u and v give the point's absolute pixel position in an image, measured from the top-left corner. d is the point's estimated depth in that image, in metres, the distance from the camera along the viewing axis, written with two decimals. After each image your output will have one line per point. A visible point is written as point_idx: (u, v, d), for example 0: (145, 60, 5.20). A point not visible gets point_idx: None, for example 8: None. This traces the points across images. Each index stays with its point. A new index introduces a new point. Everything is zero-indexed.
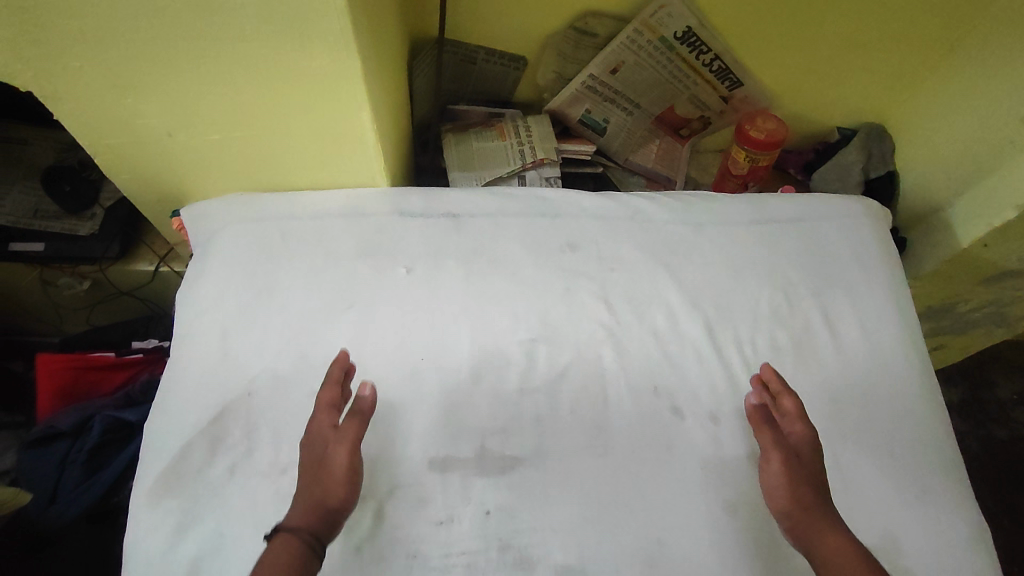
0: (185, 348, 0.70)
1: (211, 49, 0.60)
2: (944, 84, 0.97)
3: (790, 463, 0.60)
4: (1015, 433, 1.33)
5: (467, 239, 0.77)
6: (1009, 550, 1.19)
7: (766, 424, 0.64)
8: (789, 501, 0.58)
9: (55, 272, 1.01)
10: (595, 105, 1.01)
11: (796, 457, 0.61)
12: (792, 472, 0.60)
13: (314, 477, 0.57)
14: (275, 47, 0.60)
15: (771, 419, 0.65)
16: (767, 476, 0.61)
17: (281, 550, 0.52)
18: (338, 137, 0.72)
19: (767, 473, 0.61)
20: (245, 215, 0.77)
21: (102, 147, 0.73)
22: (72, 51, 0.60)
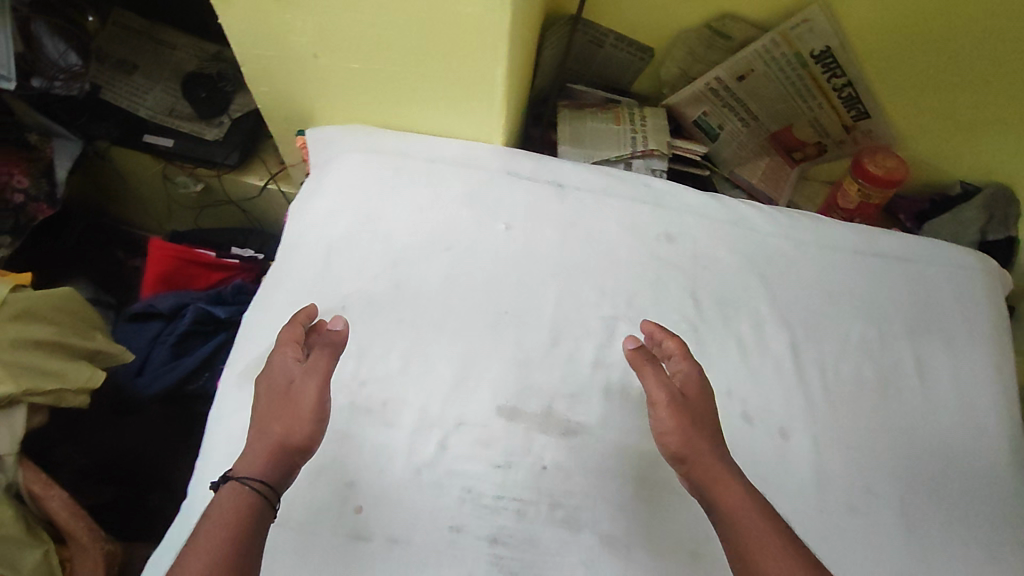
0: (291, 256, 0.74)
1: None
2: None
3: (679, 407, 0.56)
4: None
5: (568, 209, 0.78)
6: None
7: (649, 365, 0.59)
8: (683, 444, 0.55)
9: (176, 170, 1.09)
10: (713, 109, 0.99)
11: (685, 397, 0.58)
12: (683, 415, 0.56)
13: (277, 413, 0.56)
14: None
15: (655, 360, 0.60)
16: (658, 429, 0.57)
17: (229, 497, 0.52)
18: (467, 86, 0.74)
19: (662, 431, 0.56)
20: (364, 145, 0.81)
21: (252, 58, 0.78)
22: None
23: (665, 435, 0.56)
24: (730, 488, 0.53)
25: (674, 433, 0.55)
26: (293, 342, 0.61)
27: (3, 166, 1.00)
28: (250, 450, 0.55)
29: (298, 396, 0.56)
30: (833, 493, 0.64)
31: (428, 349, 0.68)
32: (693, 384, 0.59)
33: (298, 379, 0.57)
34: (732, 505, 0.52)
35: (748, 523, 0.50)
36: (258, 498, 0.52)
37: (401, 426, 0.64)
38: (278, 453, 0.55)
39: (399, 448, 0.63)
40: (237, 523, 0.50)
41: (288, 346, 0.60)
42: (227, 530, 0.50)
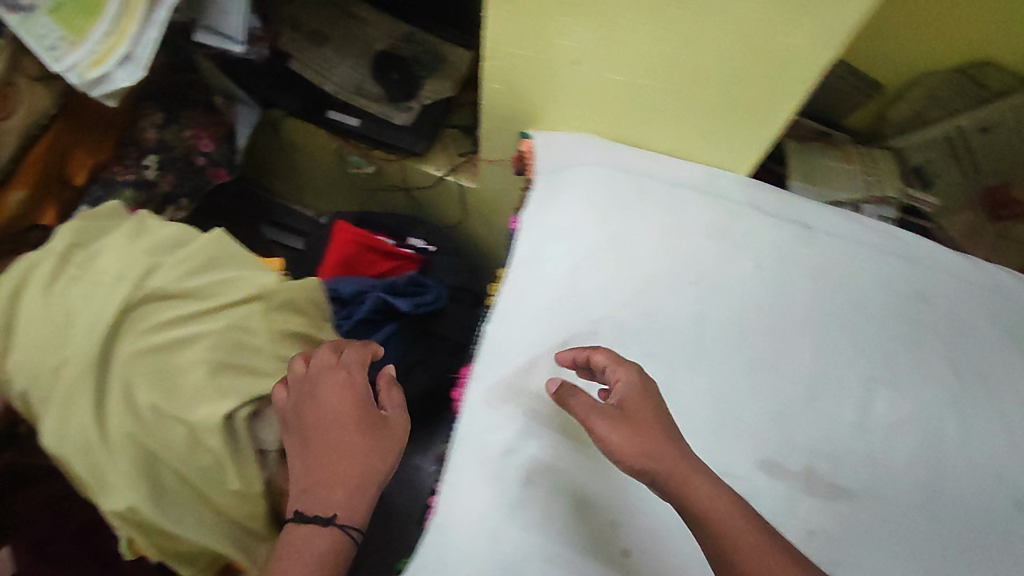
0: (534, 270, 0.72)
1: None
2: None
3: (609, 416, 0.55)
4: None
5: (817, 254, 0.74)
6: None
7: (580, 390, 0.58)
8: (643, 456, 0.53)
9: (350, 147, 1.06)
10: (940, 159, 0.93)
11: (625, 408, 0.56)
12: (628, 428, 0.54)
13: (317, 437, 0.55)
14: (762, 17, 0.58)
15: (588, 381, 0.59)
16: (609, 444, 0.54)
17: (313, 542, 0.50)
18: (739, 117, 0.70)
19: (610, 444, 0.54)
20: (604, 159, 0.78)
21: (501, 53, 0.74)
22: None
23: (616, 447, 0.53)
24: (697, 491, 0.51)
25: (628, 445, 0.53)
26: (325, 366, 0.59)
27: (193, 127, 0.96)
28: (314, 491, 0.53)
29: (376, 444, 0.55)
30: None
31: (686, 391, 0.67)
32: (635, 391, 0.57)
33: (376, 424, 0.56)
34: (717, 514, 0.50)
35: (739, 538, 0.49)
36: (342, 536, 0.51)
37: None
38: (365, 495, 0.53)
39: None
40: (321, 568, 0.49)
41: (331, 365, 0.59)
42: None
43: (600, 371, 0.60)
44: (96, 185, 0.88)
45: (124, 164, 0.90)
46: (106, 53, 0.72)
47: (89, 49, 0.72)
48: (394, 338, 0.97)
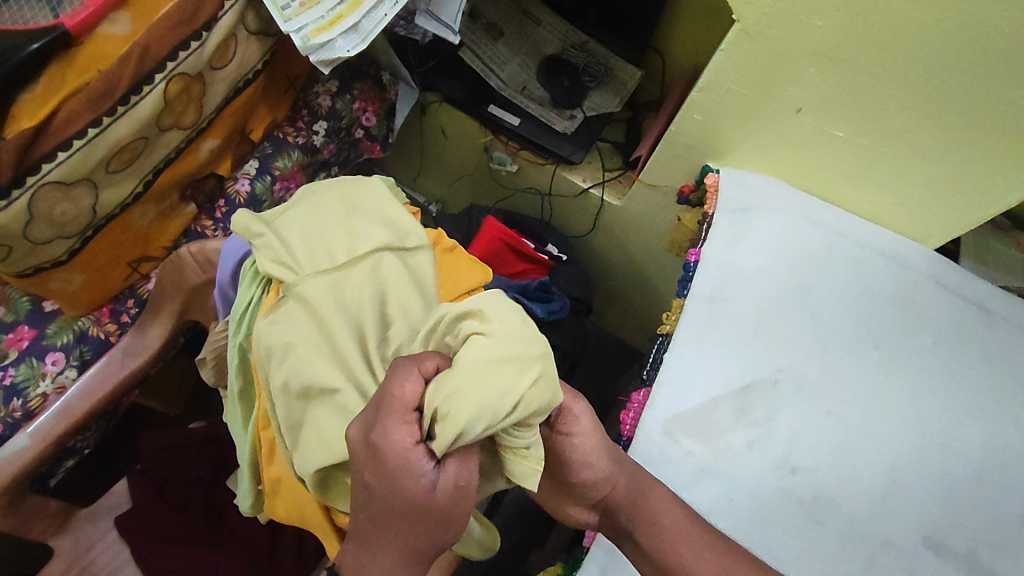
0: (717, 308, 0.72)
1: (965, 84, 0.63)
2: None
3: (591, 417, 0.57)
4: None
5: (996, 339, 0.73)
6: None
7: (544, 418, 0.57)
8: (612, 467, 0.57)
9: (500, 144, 1.06)
10: None
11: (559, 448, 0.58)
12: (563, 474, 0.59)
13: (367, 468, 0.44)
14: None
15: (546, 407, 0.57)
16: (581, 451, 0.56)
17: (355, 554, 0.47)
18: (952, 195, 0.72)
19: (585, 449, 0.55)
20: (794, 209, 0.78)
21: (715, 88, 0.75)
22: (828, 13, 0.63)
23: (594, 451, 0.55)
24: (665, 519, 0.56)
25: (601, 449, 0.56)
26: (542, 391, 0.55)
27: (361, 99, 0.96)
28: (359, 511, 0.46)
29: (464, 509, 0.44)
30: None
31: (859, 454, 0.65)
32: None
33: (452, 500, 0.43)
34: (669, 526, 0.55)
35: (687, 545, 0.54)
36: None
37: (831, 529, 0.63)
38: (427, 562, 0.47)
39: (830, 550, 0.62)
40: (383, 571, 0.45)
41: (396, 412, 0.42)
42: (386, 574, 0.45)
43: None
44: (268, 143, 0.88)
45: (296, 126, 0.91)
46: (334, 21, 0.74)
47: (317, 15, 0.74)
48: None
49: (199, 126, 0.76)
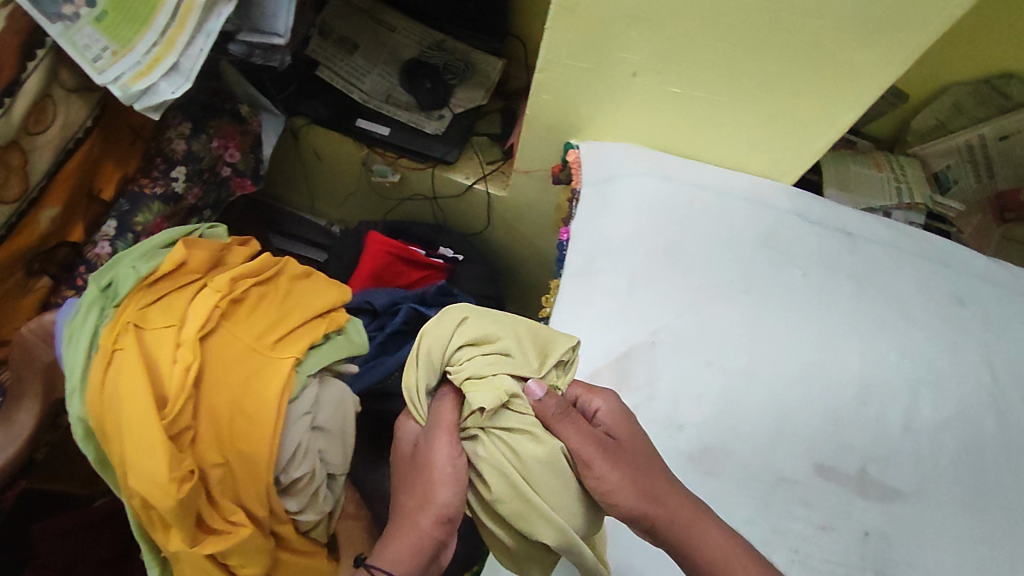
0: (590, 282, 0.72)
1: (771, 24, 0.64)
2: None
3: (610, 453, 0.53)
4: None
5: (859, 260, 0.76)
6: None
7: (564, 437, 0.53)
8: (646, 501, 0.52)
9: (376, 156, 1.05)
10: (958, 164, 0.94)
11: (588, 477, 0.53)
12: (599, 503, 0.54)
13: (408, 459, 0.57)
14: (832, 41, 0.64)
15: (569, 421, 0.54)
16: (605, 487, 0.52)
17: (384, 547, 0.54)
18: (793, 129, 0.74)
19: (610, 485, 0.52)
20: (652, 170, 0.79)
21: (555, 66, 0.76)
22: None
23: (620, 488, 0.52)
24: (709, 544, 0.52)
25: (625, 485, 0.52)
26: (552, 418, 0.53)
27: (220, 136, 0.93)
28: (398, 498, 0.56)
29: (429, 458, 0.53)
30: None
31: (742, 398, 0.67)
32: (620, 421, 0.57)
33: (449, 468, 0.53)
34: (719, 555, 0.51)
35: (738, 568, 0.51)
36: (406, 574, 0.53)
37: (724, 476, 0.64)
38: (424, 534, 0.53)
39: (726, 496, 0.63)
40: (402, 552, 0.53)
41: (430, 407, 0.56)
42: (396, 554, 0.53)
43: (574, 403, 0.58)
44: (123, 199, 0.84)
45: (151, 177, 0.86)
46: (152, 65, 0.71)
47: (132, 61, 0.71)
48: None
49: (29, 196, 0.73)
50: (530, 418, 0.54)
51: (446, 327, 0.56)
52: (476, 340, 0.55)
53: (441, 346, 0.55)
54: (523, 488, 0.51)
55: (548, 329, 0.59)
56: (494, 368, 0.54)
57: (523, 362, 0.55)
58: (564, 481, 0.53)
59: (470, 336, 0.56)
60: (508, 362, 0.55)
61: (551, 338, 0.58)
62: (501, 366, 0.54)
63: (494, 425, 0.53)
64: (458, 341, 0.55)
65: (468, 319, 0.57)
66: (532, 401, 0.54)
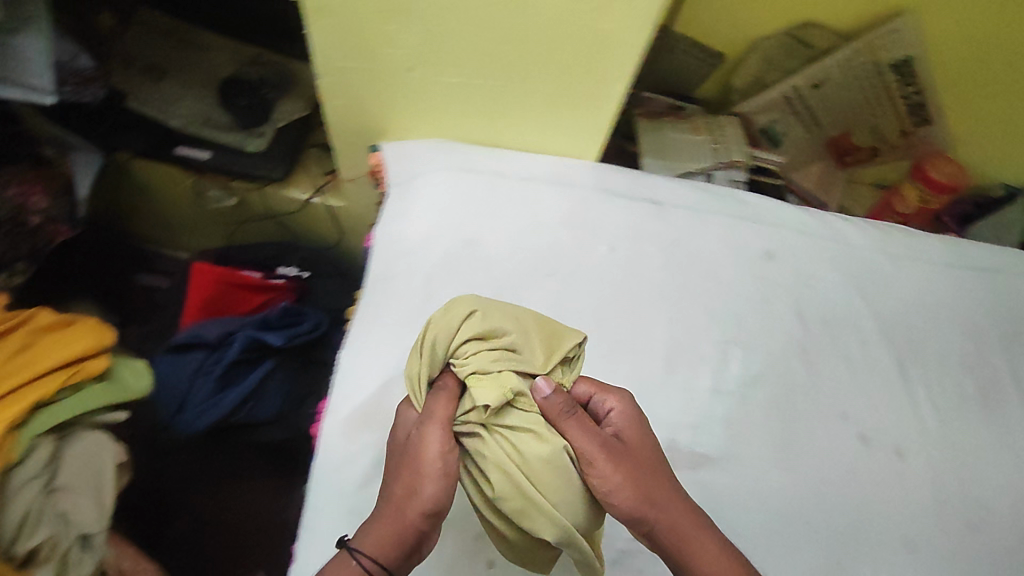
0: (386, 288, 0.69)
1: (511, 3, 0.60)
2: None
3: (613, 454, 0.50)
4: None
5: (668, 229, 0.76)
6: None
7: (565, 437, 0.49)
8: (645, 504, 0.50)
9: (208, 183, 1.00)
10: (782, 117, 0.97)
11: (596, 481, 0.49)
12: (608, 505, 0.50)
13: (396, 453, 0.51)
14: (572, 14, 0.60)
15: (573, 419, 0.50)
16: (604, 488, 0.49)
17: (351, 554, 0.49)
18: (577, 106, 0.71)
19: (608, 486, 0.49)
20: (453, 164, 0.76)
21: (332, 71, 0.72)
22: None
23: (619, 491, 0.49)
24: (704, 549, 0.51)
25: (627, 488, 0.49)
26: (556, 417, 0.49)
27: (19, 183, 0.86)
28: (378, 502, 0.51)
29: (418, 451, 0.48)
30: (953, 508, 0.67)
31: None
32: (633, 424, 0.53)
33: (437, 467, 0.48)
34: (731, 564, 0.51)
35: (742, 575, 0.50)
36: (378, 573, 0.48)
37: None
38: (404, 529, 0.49)
39: None
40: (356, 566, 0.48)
41: (430, 397, 0.50)
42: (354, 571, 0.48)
43: (583, 398, 0.54)
44: None
45: None
46: None
47: None
48: (273, 375, 0.92)
49: None
50: (535, 415, 0.49)
51: (454, 318, 0.51)
52: (483, 334, 0.51)
53: (448, 338, 0.50)
54: (532, 488, 0.47)
55: (558, 325, 0.55)
56: (496, 363, 0.49)
57: (530, 359, 0.51)
58: (566, 476, 0.49)
59: (477, 329, 0.51)
60: (515, 360, 0.50)
61: (559, 333, 0.54)
62: (503, 361, 0.50)
63: (500, 423, 0.49)
64: (464, 333, 0.50)
65: (476, 312, 0.51)
66: (538, 399, 0.49)
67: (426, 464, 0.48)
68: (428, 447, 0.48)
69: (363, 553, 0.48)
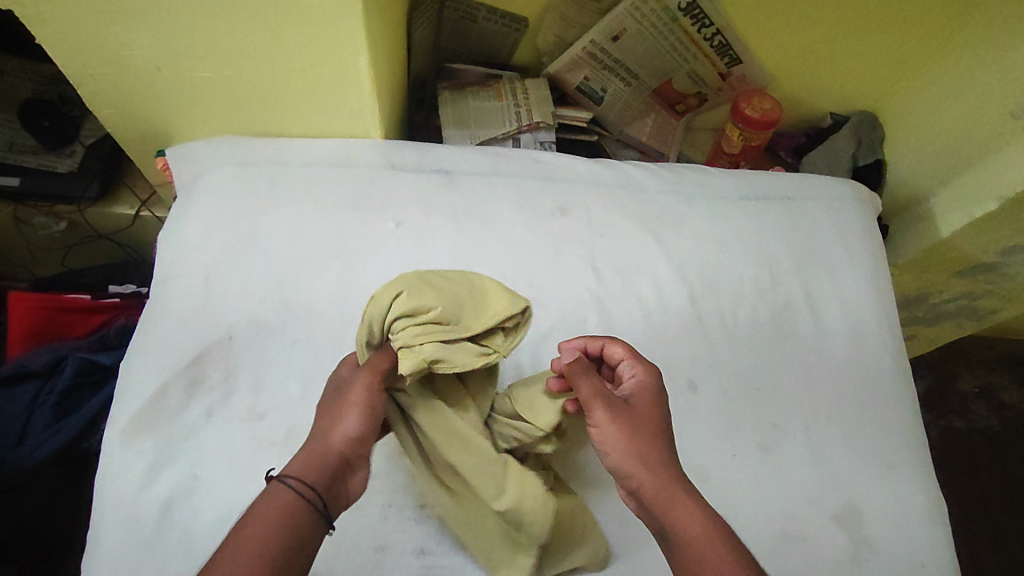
0: (165, 292, 0.69)
1: None
2: (927, 81, 0.97)
3: (617, 411, 0.53)
4: (988, 433, 1.32)
5: (458, 197, 0.76)
6: (970, 540, 1.20)
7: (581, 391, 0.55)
8: (636, 462, 0.51)
9: (31, 211, 0.97)
10: (594, 73, 0.99)
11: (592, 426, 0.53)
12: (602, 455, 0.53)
13: (325, 410, 0.53)
14: None
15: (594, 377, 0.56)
16: (599, 436, 0.53)
17: (271, 497, 0.47)
18: (336, 81, 0.70)
19: (600, 437, 0.53)
20: (234, 157, 0.75)
21: (86, 78, 0.70)
22: None
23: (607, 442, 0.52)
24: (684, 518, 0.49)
25: (618, 440, 0.52)
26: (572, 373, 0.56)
27: None
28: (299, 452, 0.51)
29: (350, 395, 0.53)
30: (744, 432, 0.68)
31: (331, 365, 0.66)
32: (647, 394, 0.55)
33: (365, 410, 0.53)
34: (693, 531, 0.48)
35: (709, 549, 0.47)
36: (307, 500, 0.48)
37: None
38: (329, 457, 0.50)
39: None
40: (280, 521, 0.46)
41: (376, 359, 0.54)
42: (272, 523, 0.46)
43: (618, 365, 0.59)
44: None
45: None
46: None
47: None
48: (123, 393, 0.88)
49: None
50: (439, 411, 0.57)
51: (386, 295, 0.54)
52: (412, 310, 0.53)
53: (380, 315, 0.53)
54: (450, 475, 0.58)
55: (507, 290, 0.57)
56: (424, 336, 0.52)
57: (460, 328, 0.54)
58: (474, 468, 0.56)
59: (407, 306, 0.53)
60: (443, 330, 0.53)
61: (492, 302, 0.56)
62: (433, 334, 0.52)
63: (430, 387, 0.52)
64: (393, 310, 0.53)
65: (403, 292, 0.53)
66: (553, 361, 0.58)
67: (355, 409, 0.52)
68: (357, 394, 0.53)
69: (284, 498, 0.47)
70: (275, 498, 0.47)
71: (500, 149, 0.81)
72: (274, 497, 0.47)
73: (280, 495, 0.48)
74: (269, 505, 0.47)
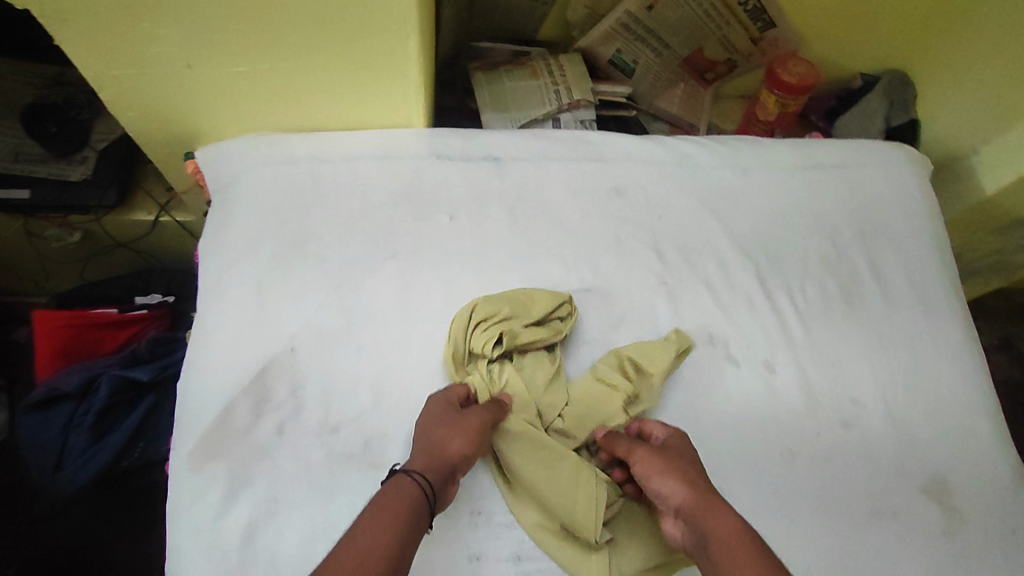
0: (217, 304, 0.65)
1: None
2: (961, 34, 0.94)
3: (654, 449, 0.57)
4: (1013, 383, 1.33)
5: (510, 185, 0.73)
6: None
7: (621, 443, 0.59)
8: (681, 484, 0.53)
9: (42, 223, 0.92)
10: (626, 45, 0.95)
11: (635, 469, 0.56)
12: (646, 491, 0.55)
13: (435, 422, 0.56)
14: None
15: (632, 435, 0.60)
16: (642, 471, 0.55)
17: (392, 492, 0.49)
18: (380, 68, 0.66)
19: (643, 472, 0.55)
20: (271, 156, 0.71)
21: (109, 80, 0.65)
22: None
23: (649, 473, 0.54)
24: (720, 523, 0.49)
25: (660, 469, 0.54)
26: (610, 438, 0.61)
27: None
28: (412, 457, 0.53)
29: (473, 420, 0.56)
30: (826, 411, 0.68)
31: (401, 369, 0.63)
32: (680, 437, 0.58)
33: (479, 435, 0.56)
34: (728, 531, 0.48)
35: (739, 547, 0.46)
36: (420, 498, 0.50)
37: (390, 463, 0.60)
38: (446, 466, 0.53)
39: None
40: (401, 519, 0.47)
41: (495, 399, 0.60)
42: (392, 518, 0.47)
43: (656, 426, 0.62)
44: None
45: None
46: None
47: None
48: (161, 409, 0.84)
49: None
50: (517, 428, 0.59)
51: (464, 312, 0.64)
52: (488, 316, 0.63)
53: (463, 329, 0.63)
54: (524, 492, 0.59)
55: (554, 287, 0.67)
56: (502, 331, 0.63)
57: (526, 317, 0.64)
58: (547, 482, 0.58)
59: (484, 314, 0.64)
60: (513, 322, 0.63)
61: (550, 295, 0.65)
62: (508, 329, 0.63)
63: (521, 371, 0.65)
64: (473, 322, 0.63)
65: (476, 304, 0.64)
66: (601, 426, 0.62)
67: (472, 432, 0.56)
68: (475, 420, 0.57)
69: (401, 498, 0.49)
70: (395, 494, 0.49)
71: (546, 131, 0.78)
72: (390, 495, 0.49)
73: (401, 491, 0.49)
74: (388, 502, 0.48)
